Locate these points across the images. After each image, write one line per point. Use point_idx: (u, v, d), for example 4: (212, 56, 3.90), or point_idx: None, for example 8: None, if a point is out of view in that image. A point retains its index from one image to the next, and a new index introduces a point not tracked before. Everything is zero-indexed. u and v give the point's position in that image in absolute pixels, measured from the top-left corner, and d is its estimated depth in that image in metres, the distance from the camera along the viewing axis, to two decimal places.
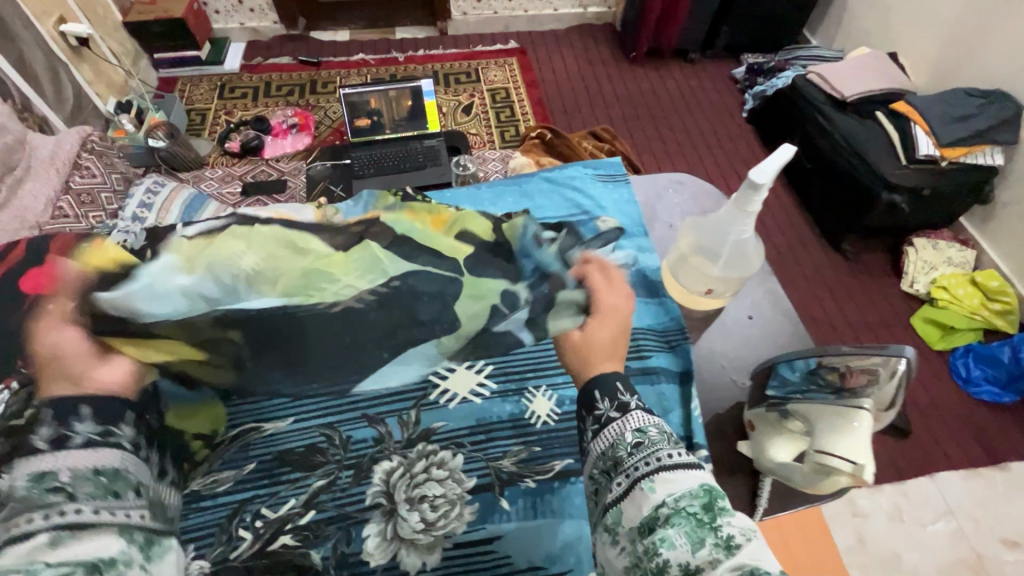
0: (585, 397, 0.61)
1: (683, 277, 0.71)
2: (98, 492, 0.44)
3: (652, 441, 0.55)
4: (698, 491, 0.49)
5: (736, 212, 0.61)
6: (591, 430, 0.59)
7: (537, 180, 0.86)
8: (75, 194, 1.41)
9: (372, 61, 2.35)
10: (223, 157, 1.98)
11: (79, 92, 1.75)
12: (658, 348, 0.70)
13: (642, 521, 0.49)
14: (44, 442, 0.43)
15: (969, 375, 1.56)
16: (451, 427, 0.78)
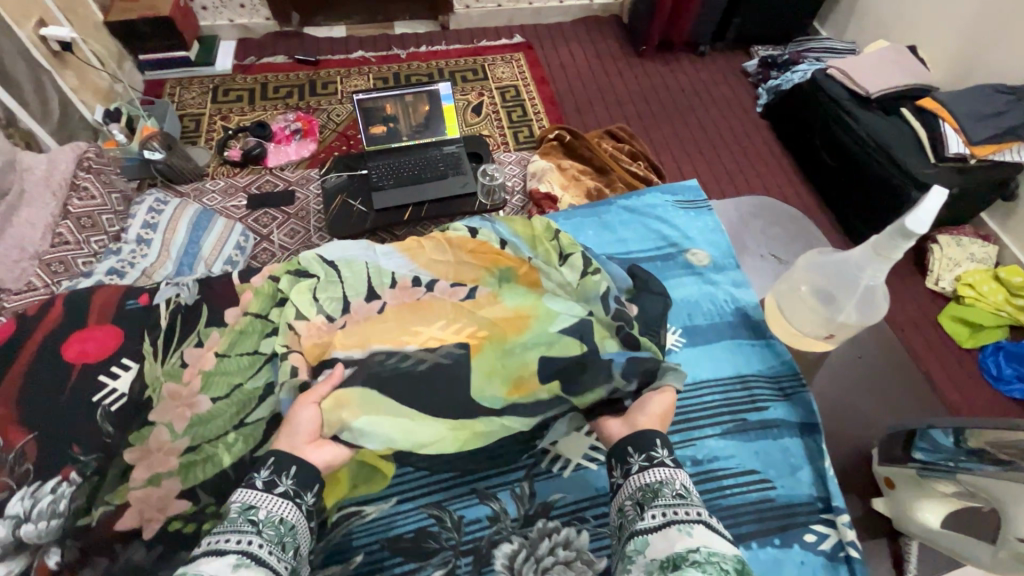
0: (645, 439, 0.78)
1: (806, 321, 0.91)
2: (274, 538, 0.65)
3: (693, 501, 0.71)
4: (731, 556, 0.65)
5: (867, 258, 0.78)
6: (640, 464, 0.76)
7: (617, 214, 1.24)
8: (75, 218, 1.30)
9: (373, 59, 2.23)
10: (223, 166, 1.86)
11: (65, 102, 1.61)
12: (774, 400, 0.99)
13: (670, 555, 0.65)
14: (263, 484, 0.69)
15: (1000, 372, 1.58)
16: (571, 501, 0.93)
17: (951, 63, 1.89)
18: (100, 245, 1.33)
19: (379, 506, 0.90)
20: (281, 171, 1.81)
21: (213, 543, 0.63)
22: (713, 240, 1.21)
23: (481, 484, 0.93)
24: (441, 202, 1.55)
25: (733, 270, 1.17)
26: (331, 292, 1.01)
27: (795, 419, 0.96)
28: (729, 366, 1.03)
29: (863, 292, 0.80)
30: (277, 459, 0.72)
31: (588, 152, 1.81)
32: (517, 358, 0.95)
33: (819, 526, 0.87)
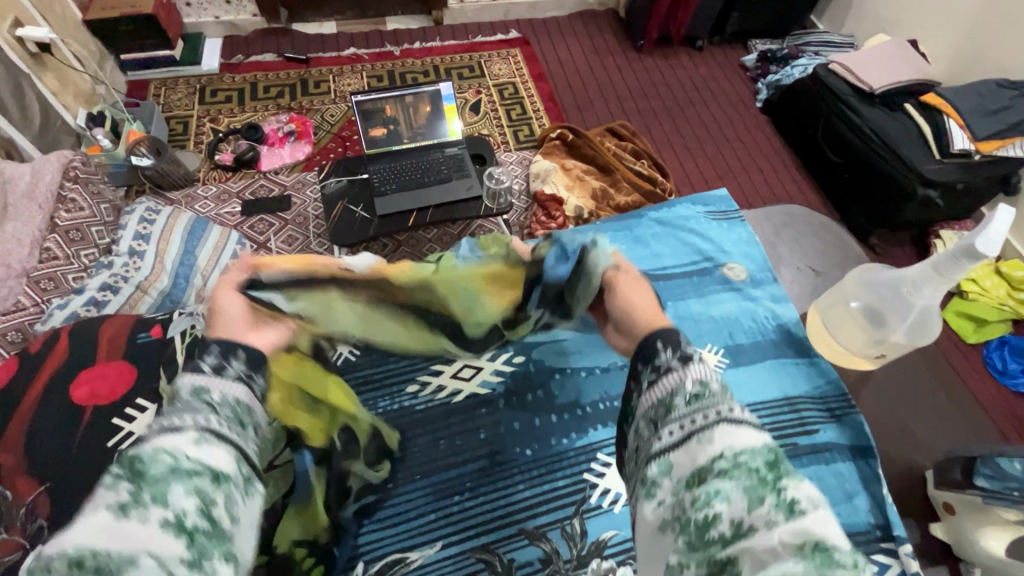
0: (646, 348, 0.64)
1: (849, 340, 0.98)
2: (233, 417, 0.55)
3: (712, 397, 0.56)
4: (763, 449, 0.51)
5: (924, 278, 0.80)
6: (649, 380, 0.61)
7: (647, 223, 1.23)
8: (63, 232, 1.23)
9: (366, 56, 2.17)
10: (213, 171, 1.78)
11: (45, 106, 1.53)
12: (822, 421, 0.96)
13: (695, 471, 0.51)
14: (211, 367, 0.57)
15: (1006, 367, 1.60)
16: (625, 538, 0.89)
17: (952, 57, 1.89)
18: (90, 259, 1.27)
19: (421, 553, 0.87)
20: (275, 174, 1.75)
21: (162, 424, 0.51)
22: (748, 252, 1.20)
23: (528, 522, 0.91)
24: (445, 208, 1.50)
25: (769, 285, 1.15)
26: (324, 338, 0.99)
27: (845, 441, 0.95)
28: (775, 388, 1.00)
29: (918, 315, 0.83)
30: (219, 344, 0.60)
31: (592, 151, 1.77)
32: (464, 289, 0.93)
33: (881, 556, 0.84)
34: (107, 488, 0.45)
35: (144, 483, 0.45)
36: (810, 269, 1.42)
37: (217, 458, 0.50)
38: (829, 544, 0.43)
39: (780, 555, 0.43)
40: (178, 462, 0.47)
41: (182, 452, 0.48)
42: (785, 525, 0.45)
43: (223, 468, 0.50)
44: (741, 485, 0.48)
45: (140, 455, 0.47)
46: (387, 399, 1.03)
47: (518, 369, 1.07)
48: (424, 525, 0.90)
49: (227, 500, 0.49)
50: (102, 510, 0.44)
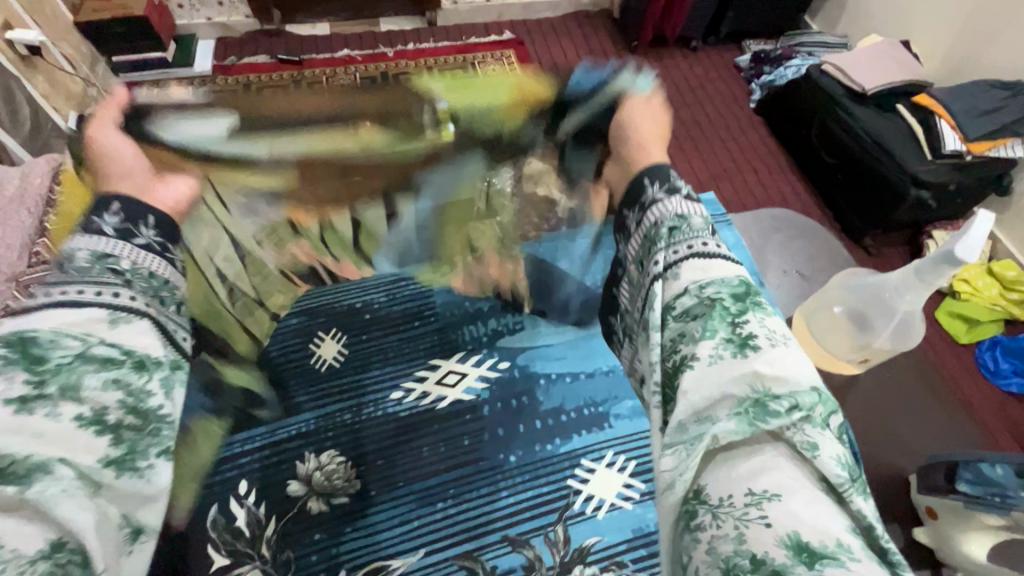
0: (634, 186, 0.69)
1: (835, 346, 0.92)
2: (149, 289, 0.58)
3: (690, 231, 0.61)
4: (734, 283, 0.56)
5: (907, 283, 0.79)
6: (637, 215, 0.67)
7: None
8: None
9: (359, 57, 2.16)
10: None
11: (36, 109, 1.53)
12: None
13: (663, 305, 0.59)
14: (112, 229, 0.59)
15: (997, 367, 1.62)
16: (608, 543, 0.91)
17: (945, 58, 1.89)
18: None
19: (405, 560, 0.86)
20: None
21: (62, 290, 0.53)
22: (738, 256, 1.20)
23: (510, 527, 0.89)
24: None
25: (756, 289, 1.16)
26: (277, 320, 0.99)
27: None
28: None
29: (898, 321, 0.83)
30: (124, 205, 0.61)
31: None
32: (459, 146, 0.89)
33: None
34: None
35: (47, 374, 0.48)
36: (795, 273, 1.41)
37: (134, 339, 0.54)
38: (772, 378, 0.49)
39: (724, 399, 0.50)
40: (86, 348, 0.51)
41: (96, 337, 0.52)
42: (735, 363, 0.51)
43: (148, 354, 0.55)
44: (703, 320, 0.54)
45: (34, 337, 0.49)
46: (368, 406, 0.99)
47: (504, 375, 1.03)
48: (411, 531, 0.89)
49: (159, 389, 0.55)
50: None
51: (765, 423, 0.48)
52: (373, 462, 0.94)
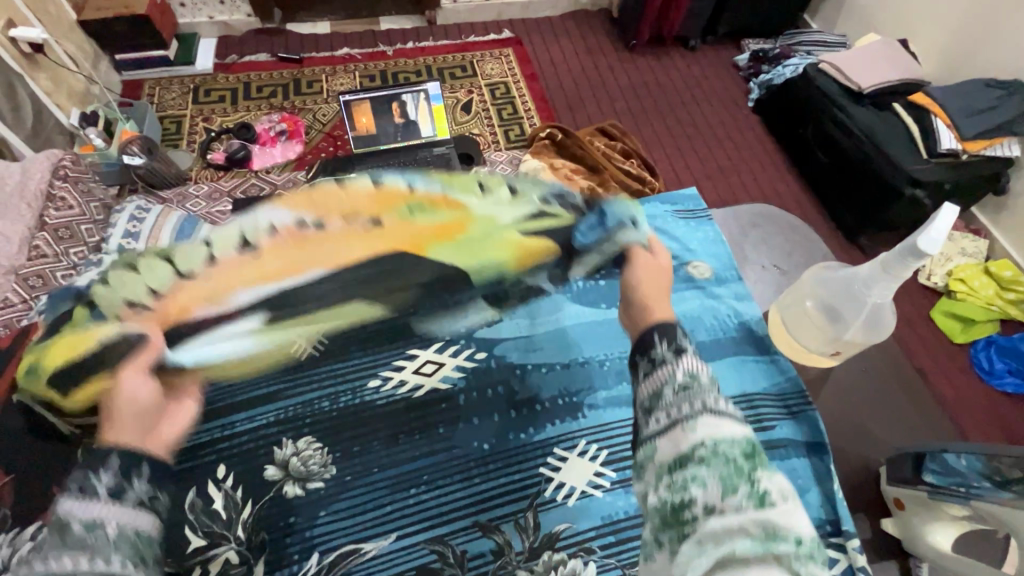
0: (643, 340, 0.65)
1: (809, 339, 0.95)
2: (132, 551, 0.54)
3: (699, 389, 0.57)
4: (743, 440, 0.52)
5: (876, 273, 0.80)
6: (644, 370, 0.62)
7: None
8: (52, 230, 1.25)
9: (359, 56, 2.18)
10: (206, 170, 1.81)
11: (38, 106, 1.55)
12: (780, 418, 0.97)
13: (677, 457, 0.53)
14: (107, 490, 0.55)
15: (992, 367, 1.60)
16: (579, 530, 0.90)
17: (943, 57, 1.88)
18: (79, 256, 1.28)
19: (376, 543, 0.88)
20: (267, 174, 1.76)
21: None
22: (715, 251, 1.20)
23: (481, 514, 0.91)
24: None
25: (733, 283, 1.16)
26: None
27: (801, 438, 0.95)
28: (734, 384, 1.01)
29: (871, 310, 0.83)
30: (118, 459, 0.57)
31: (580, 150, 1.78)
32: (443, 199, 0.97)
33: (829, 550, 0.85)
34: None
35: None
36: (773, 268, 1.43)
37: None
38: (792, 533, 0.45)
39: (740, 534, 0.45)
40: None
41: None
42: (753, 512, 0.47)
43: None
44: (718, 472, 0.49)
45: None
46: (348, 395, 1.01)
47: (480, 365, 1.06)
48: (383, 516, 0.90)
49: None
50: None
51: (776, 548, 0.44)
52: (351, 447, 0.96)
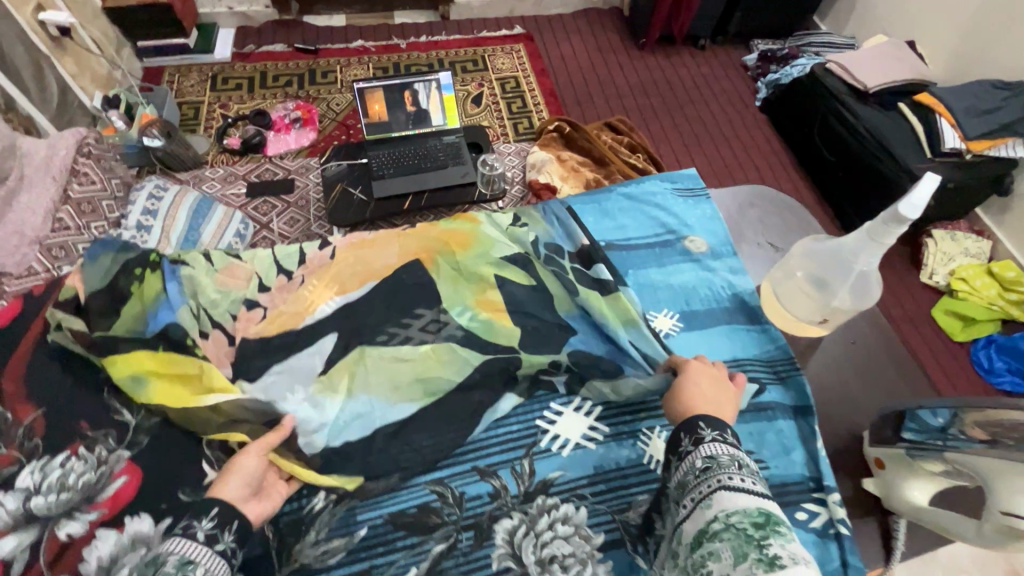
0: (673, 440, 0.78)
1: (796, 309, 0.94)
2: None
3: (719, 471, 0.69)
4: (753, 512, 0.63)
5: (868, 240, 0.79)
6: (676, 463, 0.75)
7: (616, 199, 1.26)
8: (75, 204, 1.29)
9: (373, 48, 2.22)
10: (222, 155, 1.85)
11: (63, 87, 1.60)
12: (769, 382, 0.98)
13: (697, 534, 0.65)
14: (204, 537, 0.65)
15: (992, 366, 1.61)
16: (571, 478, 0.88)
17: (950, 59, 1.90)
18: (100, 231, 1.32)
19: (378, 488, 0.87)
20: (280, 160, 1.80)
21: None
22: (711, 229, 1.22)
23: (479, 458, 0.90)
24: (439, 192, 1.55)
25: (730, 259, 1.18)
26: (287, 252, 1.08)
27: (790, 401, 0.96)
28: (726, 350, 1.02)
29: (857, 278, 0.82)
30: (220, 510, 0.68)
31: (587, 143, 1.81)
32: (473, 270, 1.07)
33: (810, 504, 0.86)
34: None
35: None
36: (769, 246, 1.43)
37: None
38: None
39: None
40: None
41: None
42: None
43: None
44: (730, 545, 0.60)
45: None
46: None
47: None
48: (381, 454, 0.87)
49: None
50: None
51: None
52: None
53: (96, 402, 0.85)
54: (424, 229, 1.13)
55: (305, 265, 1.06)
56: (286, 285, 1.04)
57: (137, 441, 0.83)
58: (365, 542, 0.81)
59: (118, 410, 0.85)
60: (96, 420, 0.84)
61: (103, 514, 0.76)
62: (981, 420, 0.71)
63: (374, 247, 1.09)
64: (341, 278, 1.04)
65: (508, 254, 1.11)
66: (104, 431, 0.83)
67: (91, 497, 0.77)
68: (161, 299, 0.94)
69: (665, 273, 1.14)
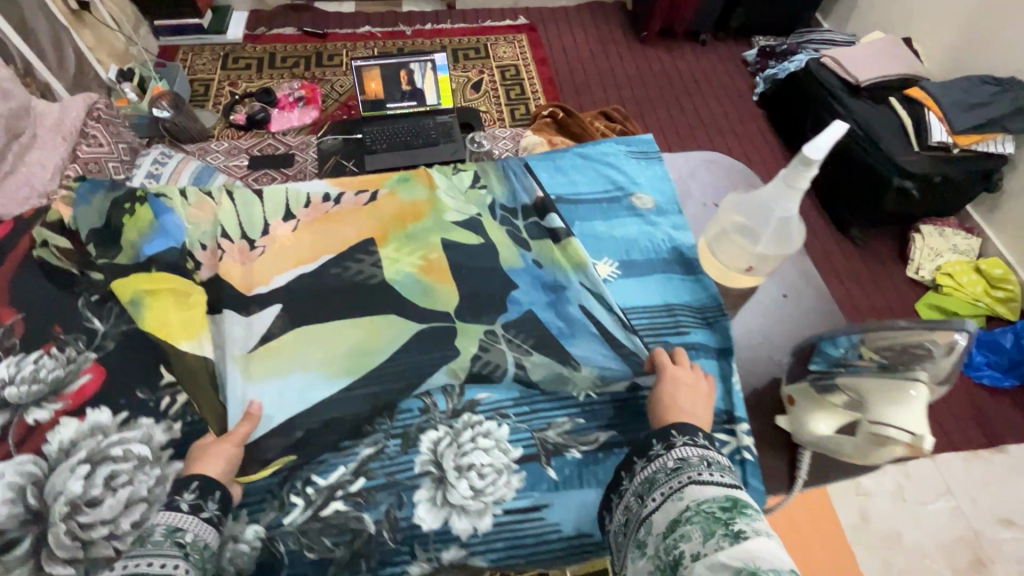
0: (641, 444, 0.76)
1: (724, 258, 0.99)
2: (199, 560, 0.66)
3: (689, 466, 0.70)
4: (722, 497, 0.64)
5: (784, 188, 0.85)
6: (641, 464, 0.74)
7: (570, 155, 1.20)
8: (83, 163, 1.37)
9: (379, 34, 2.29)
10: (228, 130, 1.94)
11: (81, 59, 1.70)
12: (695, 325, 0.96)
13: (669, 523, 0.64)
14: (188, 506, 0.70)
15: (971, 359, 1.59)
16: (496, 399, 0.89)
17: (948, 56, 1.90)
18: None
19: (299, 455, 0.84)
20: (283, 136, 1.86)
21: (131, 566, 0.61)
22: (660, 187, 1.15)
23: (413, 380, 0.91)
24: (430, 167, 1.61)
25: (675, 215, 1.12)
26: (253, 218, 1.05)
27: (715, 342, 0.94)
28: (658, 295, 1.00)
29: (778, 224, 0.88)
30: (202, 483, 0.73)
31: (579, 129, 1.85)
32: (419, 239, 1.06)
33: (720, 434, 0.86)
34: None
35: None
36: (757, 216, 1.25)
37: None
38: (767, 560, 0.55)
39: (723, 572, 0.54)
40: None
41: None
42: (733, 548, 0.56)
43: None
44: (700, 527, 0.61)
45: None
46: None
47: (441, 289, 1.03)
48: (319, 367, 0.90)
49: None
50: None
51: None
52: None
53: (70, 308, 0.93)
54: (382, 200, 1.11)
55: (267, 237, 1.03)
56: (247, 255, 1.01)
57: (103, 345, 0.89)
58: (296, 446, 0.83)
59: (88, 318, 0.92)
60: (68, 325, 0.91)
61: (67, 405, 0.84)
62: (878, 346, 0.73)
63: (333, 222, 1.06)
64: (299, 249, 1.02)
65: (459, 219, 1.09)
66: (75, 335, 0.90)
67: (58, 390, 0.85)
68: (154, 228, 0.99)
69: (610, 227, 1.09)
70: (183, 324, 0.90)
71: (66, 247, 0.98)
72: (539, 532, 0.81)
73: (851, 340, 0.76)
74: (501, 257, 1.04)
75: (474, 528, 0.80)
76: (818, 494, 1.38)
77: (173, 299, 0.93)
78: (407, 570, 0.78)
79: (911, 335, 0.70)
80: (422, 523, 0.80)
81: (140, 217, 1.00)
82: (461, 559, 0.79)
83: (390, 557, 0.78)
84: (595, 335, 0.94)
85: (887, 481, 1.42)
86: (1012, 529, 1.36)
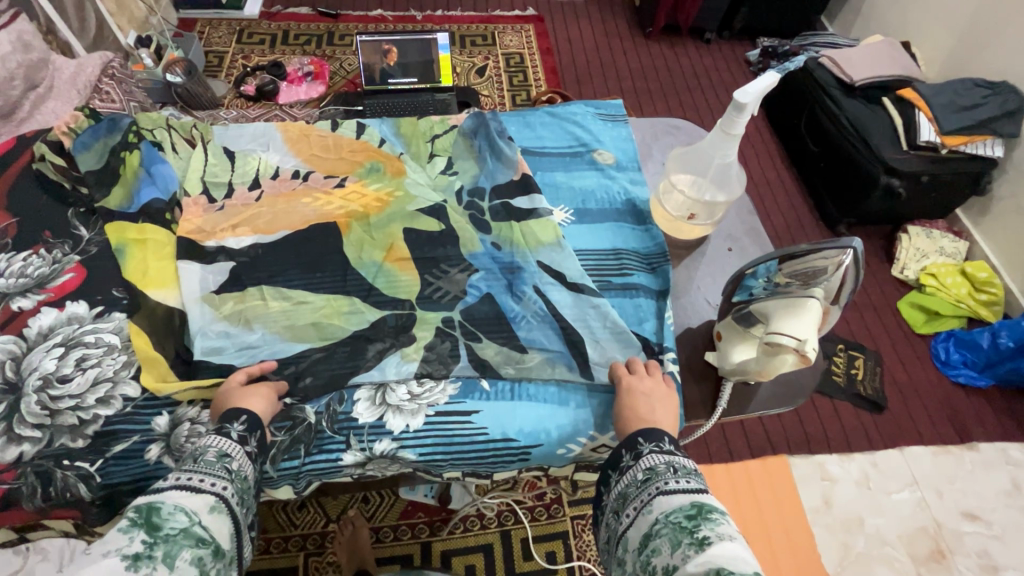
0: (613, 457, 0.74)
1: (670, 205, 1.03)
2: (240, 490, 0.64)
3: (658, 476, 0.66)
4: (687, 506, 0.61)
5: (722, 137, 0.91)
6: (615, 477, 0.72)
7: (541, 115, 1.24)
8: None
9: (390, 18, 2.35)
10: (238, 100, 2.01)
11: (102, 23, 1.78)
12: (640, 269, 1.01)
13: (642, 538, 0.61)
14: (237, 435, 0.70)
15: (948, 357, 1.62)
16: (444, 316, 0.95)
17: (944, 61, 1.92)
18: None
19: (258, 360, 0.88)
20: (290, 108, 1.93)
21: (184, 479, 0.60)
22: (623, 146, 1.19)
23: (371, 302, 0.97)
24: None
25: (635, 173, 1.16)
26: (219, 179, 1.08)
27: (655, 286, 0.99)
28: (607, 242, 1.05)
29: (718, 168, 0.95)
30: (249, 418, 0.73)
31: None
32: (383, 228, 1.03)
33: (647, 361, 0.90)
34: (122, 534, 0.51)
35: (158, 539, 0.52)
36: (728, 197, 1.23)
37: (221, 530, 0.58)
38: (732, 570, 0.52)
39: None
40: (192, 526, 0.55)
41: (198, 518, 0.56)
42: (698, 557, 0.54)
43: (223, 543, 0.57)
44: (668, 539, 0.58)
45: (159, 510, 0.54)
46: None
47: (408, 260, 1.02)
48: (284, 282, 0.96)
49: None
50: (116, 558, 0.48)
51: None
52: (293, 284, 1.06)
53: (61, 219, 0.99)
54: (350, 188, 1.09)
55: (230, 199, 1.06)
56: (207, 207, 1.04)
57: (87, 250, 0.95)
58: (253, 346, 0.89)
59: (76, 225, 0.98)
60: (57, 232, 0.97)
61: (49, 296, 0.89)
62: (791, 272, 0.79)
63: (295, 200, 1.06)
64: (258, 222, 1.03)
65: (425, 205, 1.07)
66: (63, 240, 0.96)
67: (42, 283, 0.90)
68: (142, 177, 1.02)
69: (573, 182, 1.13)
70: (163, 273, 0.93)
71: (63, 165, 1.02)
72: (466, 435, 0.86)
73: (769, 268, 0.81)
74: (461, 236, 1.03)
75: (406, 425, 0.86)
76: (778, 463, 1.43)
77: (155, 246, 0.95)
78: (341, 457, 0.84)
79: (816, 255, 0.77)
80: (359, 417, 0.85)
81: (131, 164, 1.02)
82: (392, 452, 0.85)
83: (327, 443, 0.84)
84: (532, 323, 0.94)
85: (854, 468, 1.44)
86: (976, 524, 1.38)
